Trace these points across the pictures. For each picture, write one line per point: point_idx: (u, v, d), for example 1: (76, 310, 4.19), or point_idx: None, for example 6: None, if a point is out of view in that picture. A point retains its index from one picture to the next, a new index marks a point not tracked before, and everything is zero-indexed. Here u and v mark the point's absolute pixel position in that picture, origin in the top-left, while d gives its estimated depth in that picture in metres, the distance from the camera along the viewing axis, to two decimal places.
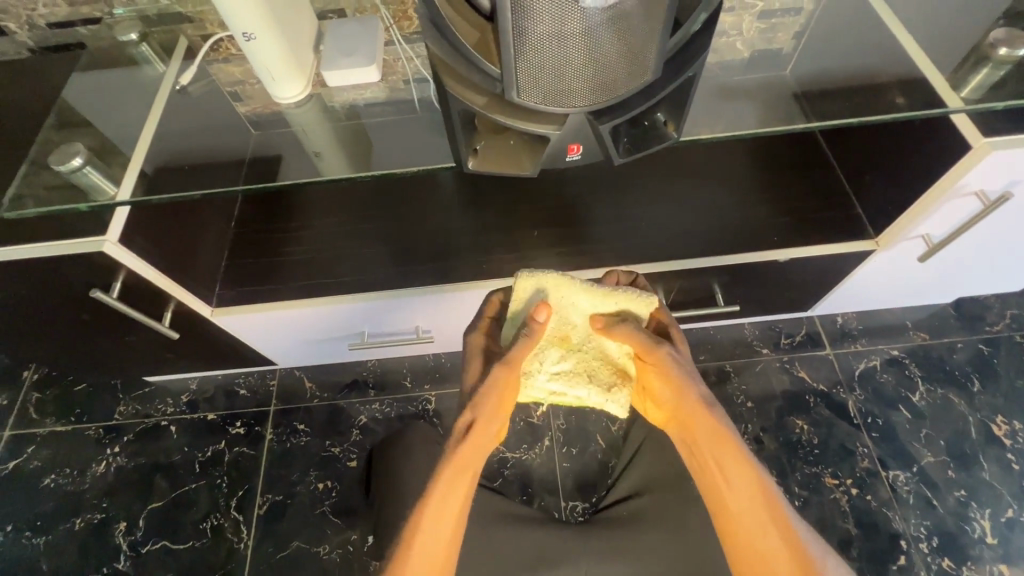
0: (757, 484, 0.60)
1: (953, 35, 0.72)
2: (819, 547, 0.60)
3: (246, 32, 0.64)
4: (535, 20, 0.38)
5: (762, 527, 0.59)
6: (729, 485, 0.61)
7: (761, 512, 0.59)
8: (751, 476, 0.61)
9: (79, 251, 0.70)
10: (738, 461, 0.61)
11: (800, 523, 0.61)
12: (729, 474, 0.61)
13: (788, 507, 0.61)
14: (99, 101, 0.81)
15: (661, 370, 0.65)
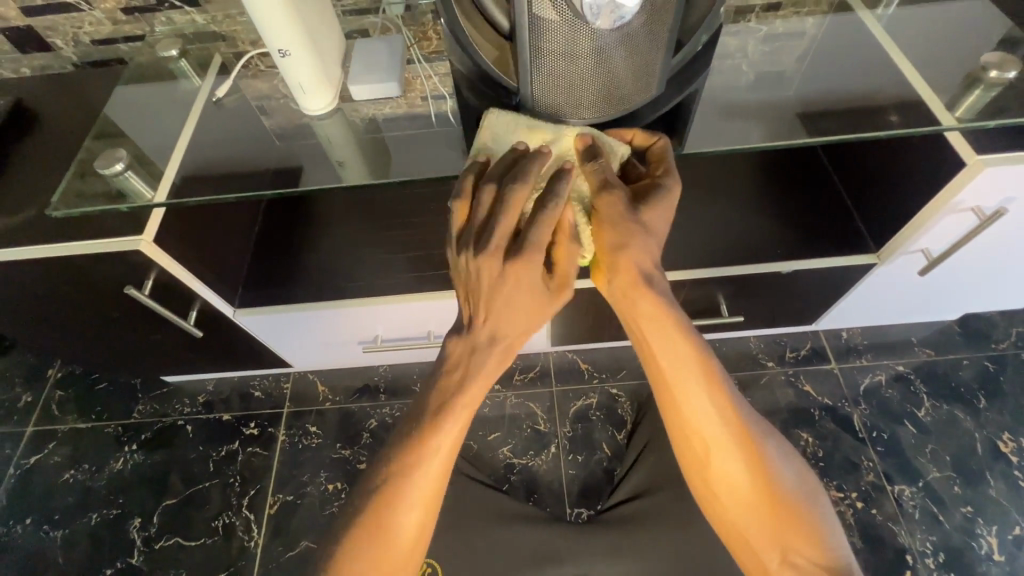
0: (704, 376, 0.58)
1: (947, 59, 0.76)
2: (760, 425, 0.61)
3: (282, 49, 0.69)
4: (550, 39, 0.42)
5: (709, 425, 0.58)
6: (677, 384, 0.58)
7: (708, 407, 0.58)
8: (698, 371, 0.58)
9: (117, 250, 0.75)
10: (686, 355, 0.58)
11: (745, 404, 0.60)
12: (676, 373, 0.58)
13: (731, 391, 0.60)
14: (139, 112, 0.86)
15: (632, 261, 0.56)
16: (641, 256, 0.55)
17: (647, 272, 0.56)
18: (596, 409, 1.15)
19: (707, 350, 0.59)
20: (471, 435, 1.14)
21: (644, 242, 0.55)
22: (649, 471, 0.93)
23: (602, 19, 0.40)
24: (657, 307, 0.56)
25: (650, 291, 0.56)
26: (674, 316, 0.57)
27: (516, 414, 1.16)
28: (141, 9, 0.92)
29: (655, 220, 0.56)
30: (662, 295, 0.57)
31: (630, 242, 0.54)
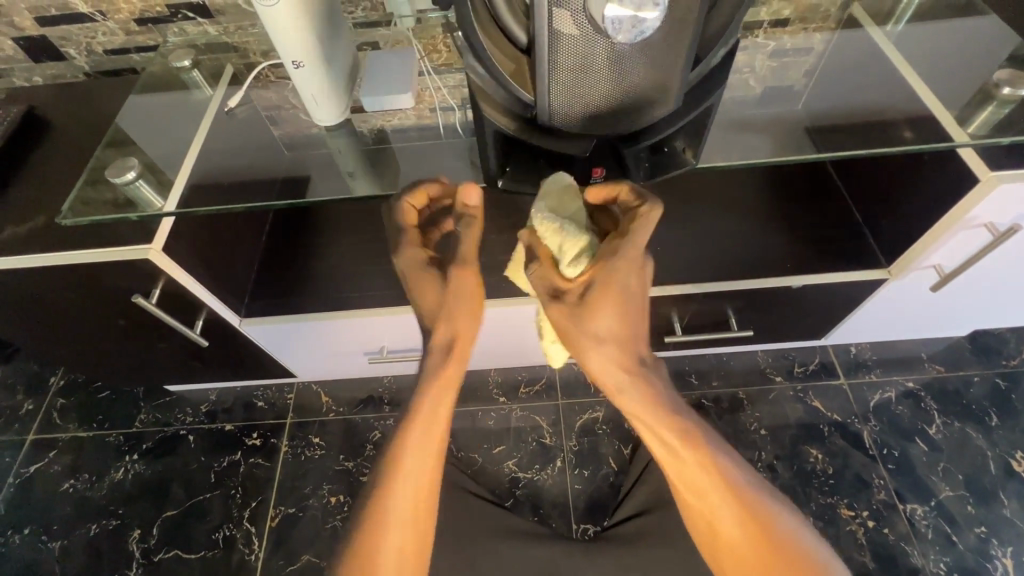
0: (719, 472, 0.57)
1: (958, 76, 0.76)
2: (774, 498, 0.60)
3: (296, 60, 0.69)
4: (568, 53, 0.42)
5: (731, 523, 0.57)
6: (695, 486, 0.57)
7: (723, 503, 0.57)
8: (707, 468, 0.57)
9: (126, 258, 0.75)
10: (697, 459, 0.57)
11: (756, 482, 0.60)
12: (695, 474, 0.57)
13: (746, 476, 0.59)
14: (150, 122, 0.87)
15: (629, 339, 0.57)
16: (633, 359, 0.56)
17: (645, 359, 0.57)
18: (602, 423, 1.14)
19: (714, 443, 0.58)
20: (476, 448, 1.14)
21: (624, 347, 0.55)
22: (654, 487, 0.92)
23: (624, 33, 0.39)
24: (661, 417, 0.56)
25: (647, 396, 0.56)
26: (680, 417, 0.57)
27: (521, 427, 1.15)
28: (154, 20, 0.93)
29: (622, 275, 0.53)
30: (663, 398, 0.56)
31: (615, 349, 0.55)
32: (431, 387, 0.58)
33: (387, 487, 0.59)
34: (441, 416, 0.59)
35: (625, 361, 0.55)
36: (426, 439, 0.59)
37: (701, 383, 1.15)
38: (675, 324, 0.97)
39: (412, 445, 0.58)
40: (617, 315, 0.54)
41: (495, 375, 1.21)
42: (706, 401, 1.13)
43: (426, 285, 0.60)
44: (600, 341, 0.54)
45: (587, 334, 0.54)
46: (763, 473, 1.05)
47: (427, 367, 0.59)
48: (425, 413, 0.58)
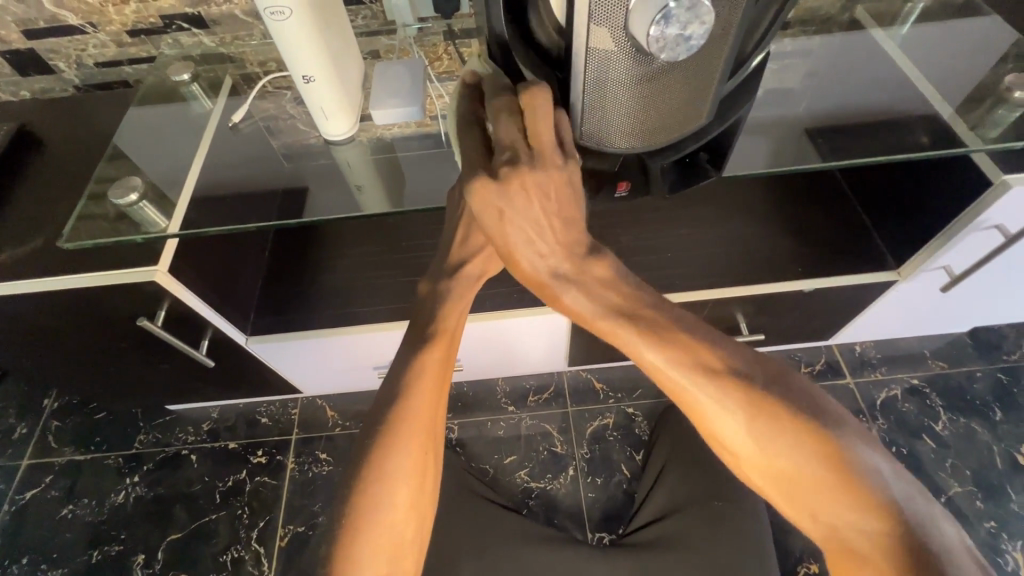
0: (737, 395, 0.47)
1: (965, 80, 0.77)
2: (827, 414, 0.48)
3: (307, 75, 0.67)
4: (606, 72, 0.42)
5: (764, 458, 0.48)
6: (712, 419, 0.49)
7: (785, 450, 0.47)
8: (721, 394, 0.47)
9: (131, 281, 0.72)
10: (708, 393, 0.48)
11: (798, 397, 0.48)
12: (705, 408, 0.48)
13: (781, 390, 0.48)
14: (149, 137, 0.84)
15: (598, 279, 0.50)
16: (601, 287, 0.50)
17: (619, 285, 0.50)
18: (613, 429, 1.13)
19: (729, 362, 0.49)
20: (487, 458, 1.12)
21: (591, 274, 0.50)
22: (673, 490, 0.92)
23: (667, 51, 0.39)
24: (651, 347, 0.48)
25: (628, 321, 0.49)
26: (682, 343, 0.48)
27: (531, 436, 1.14)
28: (147, 32, 0.90)
29: (517, 186, 0.45)
30: (650, 319, 0.49)
31: (580, 281, 0.49)
32: (411, 382, 0.54)
33: (378, 472, 0.52)
34: (428, 413, 0.55)
35: (589, 287, 0.49)
36: (409, 435, 0.54)
37: None
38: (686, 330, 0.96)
39: (391, 449, 0.53)
40: (546, 232, 0.48)
41: (503, 384, 1.20)
42: None
43: (480, 226, 0.56)
44: (550, 271, 0.49)
45: (526, 266, 0.50)
46: None
47: (406, 361, 0.55)
48: (404, 412, 0.54)
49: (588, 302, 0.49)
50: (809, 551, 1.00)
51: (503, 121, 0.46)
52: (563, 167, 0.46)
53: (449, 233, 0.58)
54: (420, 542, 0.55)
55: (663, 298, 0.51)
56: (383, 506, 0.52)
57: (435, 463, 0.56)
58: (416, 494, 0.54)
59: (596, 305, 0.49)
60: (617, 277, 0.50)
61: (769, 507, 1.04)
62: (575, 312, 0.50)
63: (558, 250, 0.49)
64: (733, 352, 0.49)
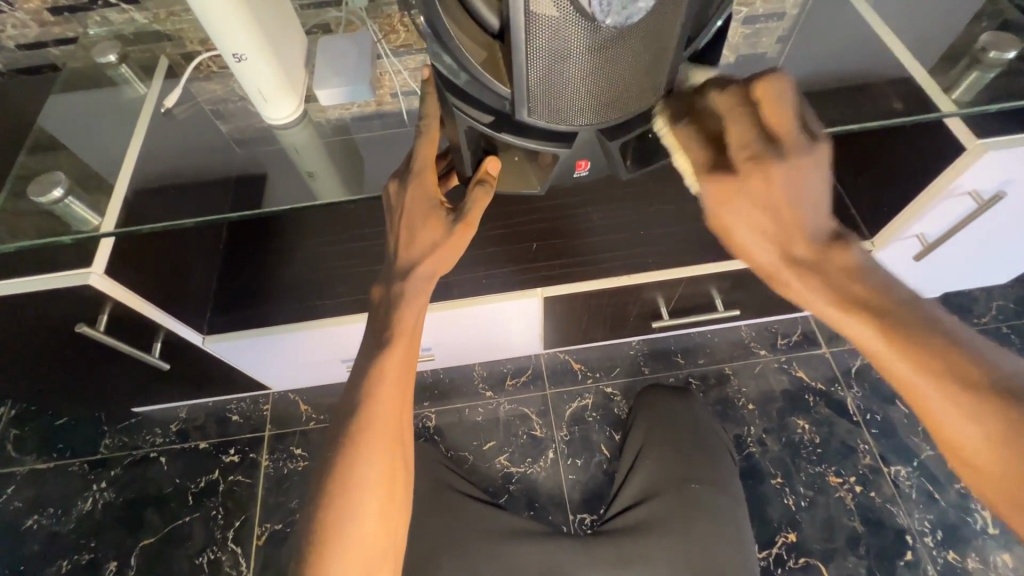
0: (979, 394, 0.41)
1: (941, 40, 0.74)
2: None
3: (237, 53, 0.62)
4: (550, 41, 0.38)
5: (996, 467, 0.41)
6: (953, 427, 0.42)
7: None
8: (972, 392, 0.41)
9: (65, 285, 0.68)
10: (951, 394, 0.41)
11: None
12: (930, 400, 0.42)
13: None
14: (77, 128, 0.78)
15: (840, 268, 0.45)
16: (841, 275, 0.45)
17: (861, 271, 0.45)
18: (591, 410, 1.12)
19: (993, 371, 0.41)
20: (466, 445, 1.11)
21: (833, 262, 0.45)
22: (649, 477, 0.91)
23: (612, 16, 0.36)
24: (884, 337, 0.43)
25: (868, 313, 0.43)
26: (925, 339, 0.42)
27: (510, 420, 1.13)
28: (70, 8, 0.81)
29: (760, 178, 0.43)
30: (897, 316, 0.43)
31: (820, 268, 0.45)
32: (371, 390, 0.52)
33: (343, 483, 0.50)
34: (394, 420, 0.52)
35: (833, 278, 0.45)
36: (374, 444, 0.51)
37: (687, 362, 1.15)
38: (661, 308, 0.96)
39: (358, 459, 0.51)
40: (771, 214, 0.44)
41: (480, 369, 1.18)
42: (693, 379, 1.14)
43: (422, 225, 0.53)
44: (783, 260, 0.46)
45: (756, 254, 0.47)
46: (752, 447, 1.07)
47: (365, 366, 0.53)
48: (368, 420, 0.51)
49: (822, 291, 0.45)
50: (786, 521, 1.01)
51: (734, 113, 0.44)
52: (810, 150, 0.43)
53: (394, 235, 0.55)
54: (395, 553, 0.52)
55: (924, 300, 0.45)
56: (350, 518, 0.50)
57: (406, 468, 0.54)
58: (387, 503, 0.51)
59: (831, 294, 0.44)
60: (864, 265, 0.45)
61: (747, 480, 1.05)
62: (804, 299, 0.46)
63: (798, 235, 0.45)
64: (984, 351, 0.42)
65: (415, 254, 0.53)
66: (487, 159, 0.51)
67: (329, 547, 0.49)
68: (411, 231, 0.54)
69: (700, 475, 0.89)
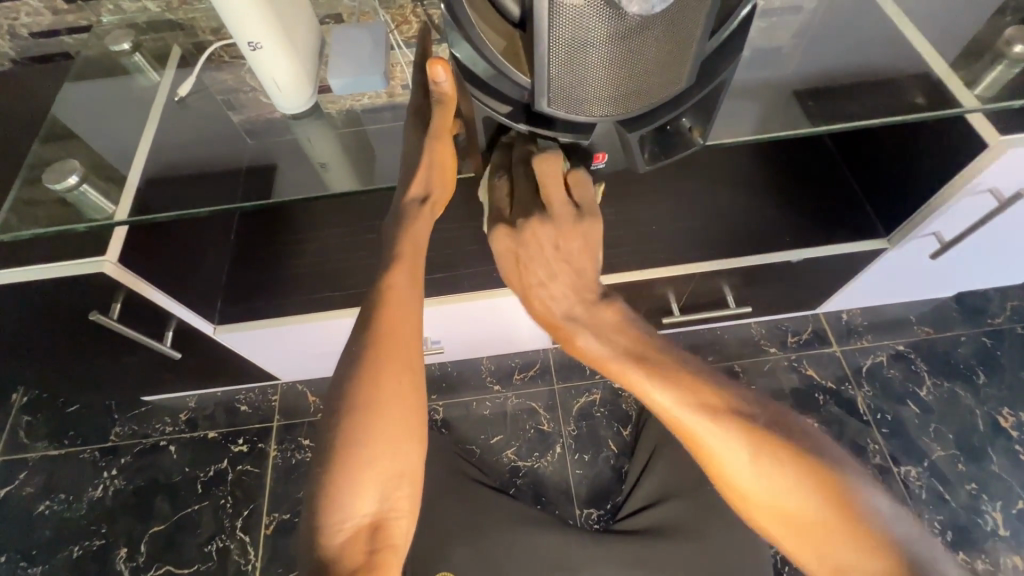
0: (745, 437, 0.47)
1: (965, 32, 0.72)
2: (825, 453, 0.49)
3: (252, 42, 0.62)
4: (572, 30, 0.37)
5: (767, 499, 0.47)
6: (720, 457, 0.48)
7: (800, 489, 0.46)
8: (742, 438, 0.47)
9: (80, 272, 0.68)
10: (712, 430, 0.48)
11: (803, 440, 0.49)
12: (715, 449, 0.48)
13: (785, 434, 0.49)
14: (91, 115, 0.78)
15: (607, 325, 0.51)
16: (610, 328, 0.51)
17: (630, 323, 0.52)
18: (599, 405, 1.12)
19: (733, 402, 0.49)
20: (473, 439, 1.11)
21: (602, 320, 0.51)
22: (662, 478, 0.91)
23: (637, 3, 0.35)
24: (654, 381, 0.49)
25: (638, 360, 0.50)
26: (686, 381, 0.49)
27: (518, 415, 1.13)
28: None
29: (585, 315, 0.51)
30: (660, 361, 0.50)
31: (590, 322, 0.51)
32: (381, 314, 0.52)
33: (357, 404, 0.50)
34: (404, 332, 0.52)
35: (602, 331, 0.51)
36: (387, 363, 0.51)
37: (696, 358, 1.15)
38: (672, 304, 0.95)
39: (370, 381, 0.51)
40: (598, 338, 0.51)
41: (488, 363, 1.18)
42: None
43: (433, 173, 0.57)
44: (563, 314, 0.52)
45: (548, 306, 0.53)
46: None
47: (375, 293, 0.53)
48: (376, 338, 0.52)
49: (603, 347, 0.50)
50: None
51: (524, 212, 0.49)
52: (580, 219, 0.49)
53: (406, 171, 0.58)
54: (409, 476, 0.51)
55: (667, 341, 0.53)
56: (364, 437, 0.49)
57: (418, 387, 0.52)
58: (400, 420, 0.51)
59: (614, 353, 0.50)
60: (627, 320, 0.52)
61: None
62: (587, 349, 0.51)
63: (574, 297, 0.52)
64: (739, 394, 0.50)
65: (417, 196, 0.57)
66: (431, 68, 0.50)
67: (345, 471, 0.49)
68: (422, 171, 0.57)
69: None
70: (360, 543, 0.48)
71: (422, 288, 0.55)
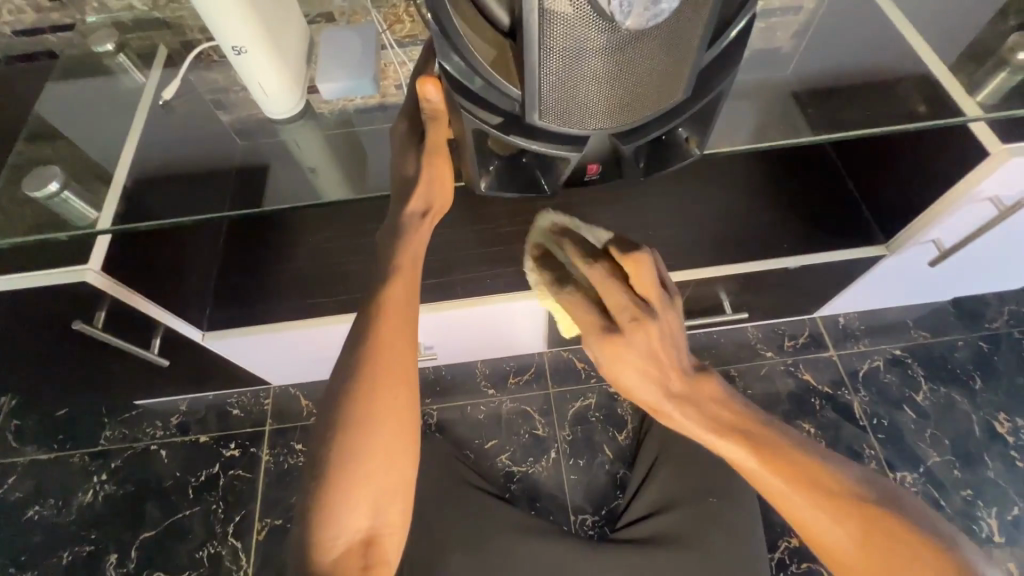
0: (840, 504, 0.52)
1: (971, 36, 0.71)
2: (930, 523, 0.52)
3: (237, 45, 0.60)
4: (563, 40, 0.36)
5: (877, 570, 0.50)
6: (813, 522, 0.53)
7: (905, 553, 0.49)
8: (843, 507, 0.52)
9: (63, 282, 0.67)
10: (805, 495, 0.52)
11: (907, 509, 0.52)
12: (805, 514, 0.53)
13: (889, 503, 0.52)
14: (74, 118, 0.76)
15: (703, 403, 0.58)
16: (710, 402, 0.59)
17: (724, 406, 0.58)
18: (595, 410, 1.11)
19: (833, 471, 0.54)
20: (468, 443, 1.10)
21: (637, 343, 0.59)
22: (664, 486, 0.91)
23: (633, 17, 0.34)
24: (740, 444, 0.55)
25: (733, 433, 0.56)
26: (776, 445, 0.55)
27: (513, 419, 1.12)
28: None
29: (641, 335, 0.59)
30: (754, 432, 0.56)
31: (628, 348, 0.60)
32: (376, 330, 0.51)
33: (349, 420, 0.49)
34: (398, 350, 0.51)
35: (702, 406, 0.58)
36: (381, 380, 0.50)
37: None
38: None
39: (363, 397, 0.49)
40: (704, 415, 0.57)
41: (482, 367, 1.17)
42: None
43: (435, 189, 0.56)
44: (667, 391, 0.59)
45: (637, 391, 0.61)
46: None
47: (367, 307, 0.52)
48: (371, 351, 0.51)
49: (699, 423, 0.57)
50: (790, 525, 1.00)
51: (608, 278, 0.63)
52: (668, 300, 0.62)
53: (400, 183, 0.57)
54: (403, 492, 0.50)
55: (764, 414, 0.59)
56: (358, 455, 0.48)
57: (413, 403, 0.51)
58: (394, 439, 0.50)
59: (705, 421, 0.57)
60: (728, 397, 0.59)
61: None
62: (689, 426, 0.58)
63: (678, 381, 0.59)
64: (842, 465, 0.55)
65: (421, 213, 0.56)
66: (422, 88, 0.49)
67: (336, 488, 0.48)
68: (425, 189, 0.56)
69: (717, 488, 0.88)
70: (353, 561, 0.47)
71: (417, 301, 0.53)
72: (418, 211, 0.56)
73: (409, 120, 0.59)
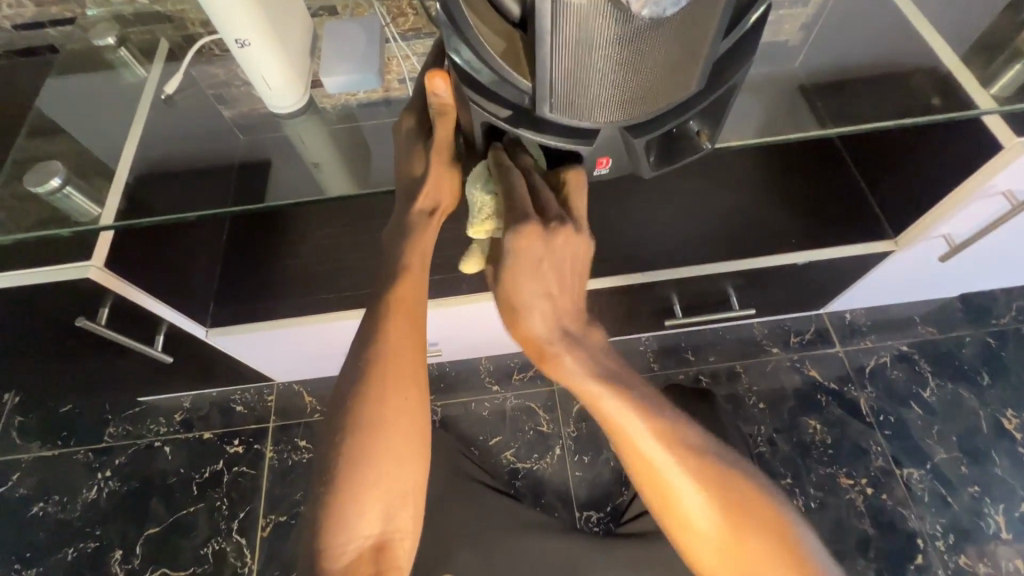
0: (712, 478, 0.49)
1: (983, 27, 0.70)
2: (769, 490, 0.53)
3: (239, 38, 0.59)
4: (576, 30, 0.35)
5: (729, 540, 0.49)
6: (676, 490, 0.49)
7: (754, 524, 0.50)
8: (712, 481, 0.49)
9: (65, 278, 0.66)
10: (684, 463, 0.49)
11: (753, 475, 0.53)
12: (682, 488, 0.49)
13: (738, 471, 0.52)
14: (75, 113, 0.75)
15: (590, 351, 0.48)
16: (596, 352, 0.49)
17: (604, 356, 0.50)
18: None
19: (702, 439, 0.51)
20: (472, 440, 1.10)
21: (591, 346, 0.48)
22: None
23: (648, 6, 0.33)
24: (640, 415, 0.48)
25: (617, 388, 0.48)
26: (658, 410, 0.49)
27: (517, 416, 1.11)
28: None
29: (563, 242, 0.45)
30: (638, 391, 0.49)
31: (581, 350, 0.47)
32: (383, 335, 0.50)
33: (357, 427, 0.48)
34: (404, 354, 0.50)
35: (591, 355, 0.48)
36: (388, 385, 0.49)
37: (697, 359, 1.13)
38: (674, 306, 0.93)
39: (371, 402, 0.49)
40: (596, 364, 0.48)
41: (487, 363, 1.16)
42: (703, 376, 1.12)
43: (443, 185, 0.54)
44: (554, 335, 0.46)
45: (527, 326, 0.46)
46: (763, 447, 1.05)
47: (373, 307, 0.52)
48: (378, 355, 0.50)
49: (587, 372, 0.47)
50: None
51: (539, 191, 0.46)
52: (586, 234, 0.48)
53: (407, 178, 0.57)
54: (414, 497, 0.49)
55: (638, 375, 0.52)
56: (366, 461, 0.48)
57: (422, 407, 0.51)
58: (403, 444, 0.49)
59: (592, 372, 0.47)
60: (609, 349, 0.51)
61: None
62: (569, 376, 0.47)
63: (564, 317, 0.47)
64: (704, 433, 0.52)
65: (427, 211, 0.54)
66: (431, 81, 0.48)
67: (345, 495, 0.47)
68: (431, 185, 0.54)
69: None
70: (364, 566, 0.47)
71: (425, 304, 0.53)
72: (427, 209, 0.55)
73: (417, 116, 0.58)
